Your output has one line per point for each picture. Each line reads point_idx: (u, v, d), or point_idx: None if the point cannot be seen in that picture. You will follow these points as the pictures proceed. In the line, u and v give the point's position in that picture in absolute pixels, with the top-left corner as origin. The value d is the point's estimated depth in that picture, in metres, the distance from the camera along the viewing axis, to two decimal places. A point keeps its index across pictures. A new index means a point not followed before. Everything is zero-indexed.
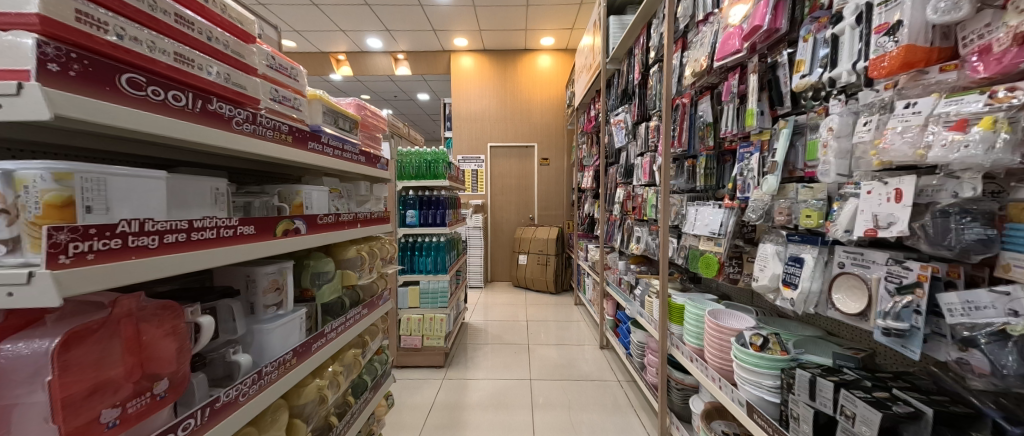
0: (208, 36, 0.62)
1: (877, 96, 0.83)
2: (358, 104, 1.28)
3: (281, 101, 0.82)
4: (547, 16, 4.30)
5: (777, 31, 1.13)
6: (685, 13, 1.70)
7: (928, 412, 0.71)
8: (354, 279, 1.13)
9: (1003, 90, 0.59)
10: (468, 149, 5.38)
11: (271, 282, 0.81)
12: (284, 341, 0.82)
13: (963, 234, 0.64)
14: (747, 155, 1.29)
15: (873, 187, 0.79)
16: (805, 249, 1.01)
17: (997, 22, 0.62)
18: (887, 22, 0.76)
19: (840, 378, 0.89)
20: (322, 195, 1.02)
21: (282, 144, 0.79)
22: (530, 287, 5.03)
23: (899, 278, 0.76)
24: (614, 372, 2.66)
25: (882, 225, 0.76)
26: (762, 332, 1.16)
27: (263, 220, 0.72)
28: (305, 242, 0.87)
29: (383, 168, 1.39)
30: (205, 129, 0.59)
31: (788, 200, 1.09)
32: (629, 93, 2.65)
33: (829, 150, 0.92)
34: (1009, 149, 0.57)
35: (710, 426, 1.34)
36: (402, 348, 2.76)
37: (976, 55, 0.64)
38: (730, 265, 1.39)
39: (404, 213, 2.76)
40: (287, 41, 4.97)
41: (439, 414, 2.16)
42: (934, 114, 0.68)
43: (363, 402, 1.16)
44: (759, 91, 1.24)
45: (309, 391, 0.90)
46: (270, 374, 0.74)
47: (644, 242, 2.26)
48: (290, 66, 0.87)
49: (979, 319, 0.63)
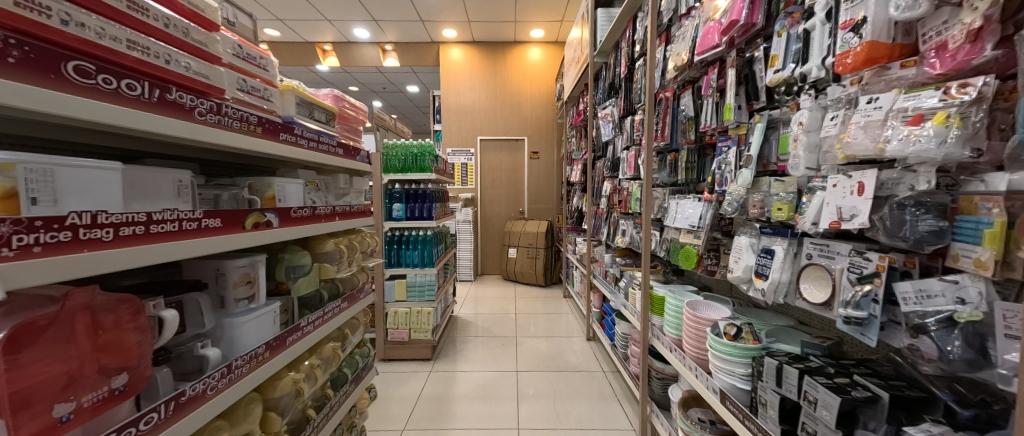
0: (167, 24, 0.60)
1: (844, 91, 0.85)
2: (335, 95, 1.25)
3: (251, 92, 0.80)
4: (537, 8, 4.28)
5: (754, 25, 1.15)
6: (670, 7, 1.72)
7: (885, 396, 0.75)
8: (332, 273, 1.13)
9: (956, 87, 0.61)
10: (458, 142, 5.37)
11: (242, 276, 0.80)
12: (257, 335, 0.81)
13: (917, 226, 0.65)
14: (725, 149, 1.31)
15: (839, 180, 0.81)
16: (776, 241, 1.04)
17: (953, 19, 0.63)
18: (853, 18, 0.77)
19: (805, 365, 0.92)
20: (297, 188, 1.00)
21: (250, 135, 0.78)
22: (520, 280, 5.07)
23: (860, 268, 0.79)
24: (601, 364, 2.70)
25: (845, 217, 0.78)
26: (736, 322, 1.19)
27: (230, 213, 0.71)
28: (278, 236, 0.85)
29: (363, 160, 1.38)
30: (164, 119, 0.58)
31: (762, 193, 1.11)
32: (616, 87, 2.65)
33: (799, 144, 0.93)
34: (960, 143, 0.59)
35: (687, 414, 1.38)
36: (389, 342, 2.77)
37: (934, 52, 0.66)
38: (708, 258, 1.42)
39: (391, 207, 2.75)
40: (270, 29, 4.87)
41: (426, 406, 2.18)
42: (894, 109, 0.69)
43: (342, 395, 1.16)
44: (737, 85, 1.25)
45: (285, 384, 0.89)
46: (241, 368, 0.73)
47: (629, 235, 2.29)
48: (260, 56, 0.85)
49: (930, 307, 0.65)
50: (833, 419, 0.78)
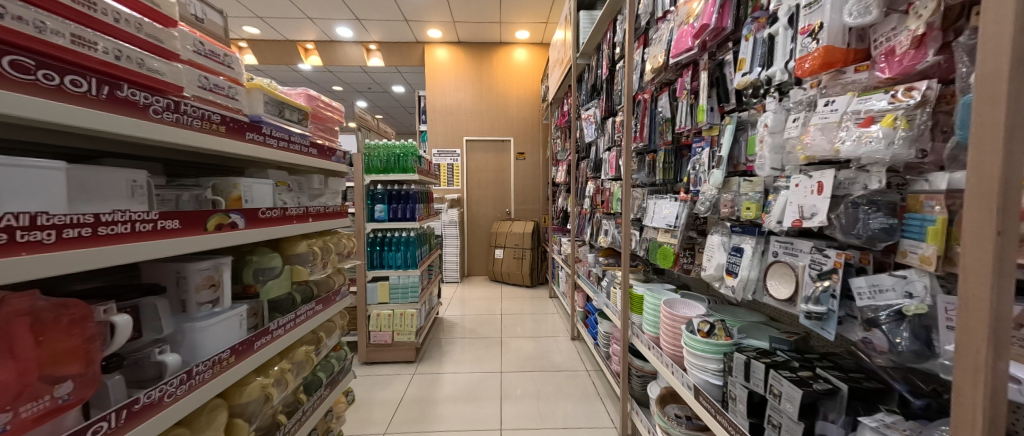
0: (117, 18, 0.58)
1: (805, 94, 0.88)
2: (308, 94, 1.22)
3: (213, 90, 0.79)
4: (522, 9, 4.30)
5: (724, 29, 1.18)
6: (647, 10, 1.75)
7: (844, 388, 0.78)
8: (304, 275, 1.11)
9: (903, 90, 0.64)
10: (443, 142, 5.34)
11: (205, 279, 0.78)
12: (221, 340, 0.79)
13: (869, 223, 0.68)
14: (700, 150, 1.34)
15: (801, 180, 0.84)
16: (745, 240, 1.07)
17: (901, 26, 0.66)
18: (811, 24, 0.80)
19: (772, 359, 0.95)
20: (265, 188, 0.98)
21: (213, 134, 0.76)
22: (506, 281, 5.07)
23: (820, 264, 0.81)
24: (584, 363, 2.73)
25: (806, 216, 0.81)
26: (710, 319, 1.22)
27: (190, 214, 0.69)
28: (243, 238, 0.83)
29: (339, 160, 1.36)
30: (115, 117, 0.56)
31: (732, 193, 1.14)
32: (599, 88, 2.67)
33: (765, 145, 0.96)
34: (906, 144, 0.62)
35: (665, 411, 1.41)
36: (372, 344, 2.73)
37: (883, 57, 0.69)
38: (684, 256, 1.45)
39: (373, 208, 2.71)
40: (248, 27, 4.76)
41: (409, 408, 2.16)
42: (848, 111, 0.72)
43: (316, 400, 1.14)
44: (709, 88, 1.28)
45: (252, 389, 0.87)
46: (202, 374, 0.71)
47: (611, 235, 2.32)
48: (224, 53, 0.83)
49: (882, 302, 0.68)
50: (795, 411, 0.80)
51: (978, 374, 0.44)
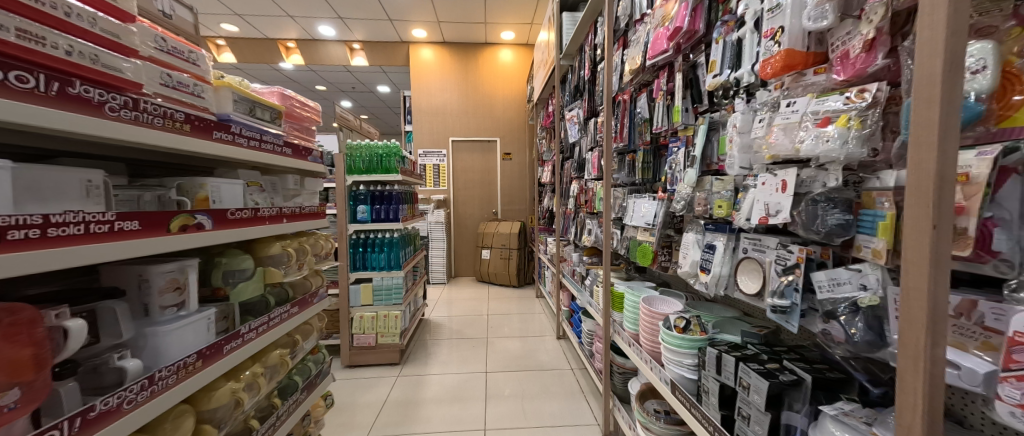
0: (68, 12, 0.56)
1: (770, 95, 0.90)
2: (281, 92, 1.20)
3: (177, 87, 0.77)
4: (506, 10, 4.30)
5: (696, 32, 1.21)
6: (625, 13, 1.78)
7: (808, 378, 0.81)
8: (278, 277, 1.08)
9: (857, 91, 0.67)
10: (429, 143, 5.31)
11: (170, 281, 0.76)
12: (187, 344, 0.77)
13: (827, 219, 0.71)
14: (676, 150, 1.37)
15: (767, 178, 0.87)
16: (717, 237, 1.10)
17: (855, 30, 0.69)
18: (773, 28, 0.83)
19: (742, 353, 0.98)
20: (235, 189, 0.96)
21: (177, 133, 0.74)
22: (493, 281, 5.06)
23: (785, 260, 0.84)
24: (569, 361, 2.75)
25: (771, 213, 0.83)
26: (686, 316, 1.25)
27: (152, 215, 0.67)
28: (210, 239, 0.81)
29: (315, 160, 1.34)
30: (67, 114, 0.54)
31: (705, 191, 1.16)
32: (581, 89, 2.70)
33: (734, 145, 0.99)
34: (858, 143, 0.65)
35: (644, 406, 1.43)
36: (355, 347, 2.69)
37: (839, 60, 0.72)
38: (662, 254, 1.48)
39: (355, 208, 2.68)
40: (226, 24, 4.64)
41: (392, 411, 2.13)
42: (808, 112, 0.75)
43: (292, 404, 1.12)
44: (684, 89, 1.31)
45: (221, 395, 0.85)
46: (165, 380, 0.69)
47: (594, 234, 2.35)
48: (189, 49, 0.81)
49: (839, 294, 0.71)
50: (763, 401, 0.83)
51: (918, 360, 0.46)
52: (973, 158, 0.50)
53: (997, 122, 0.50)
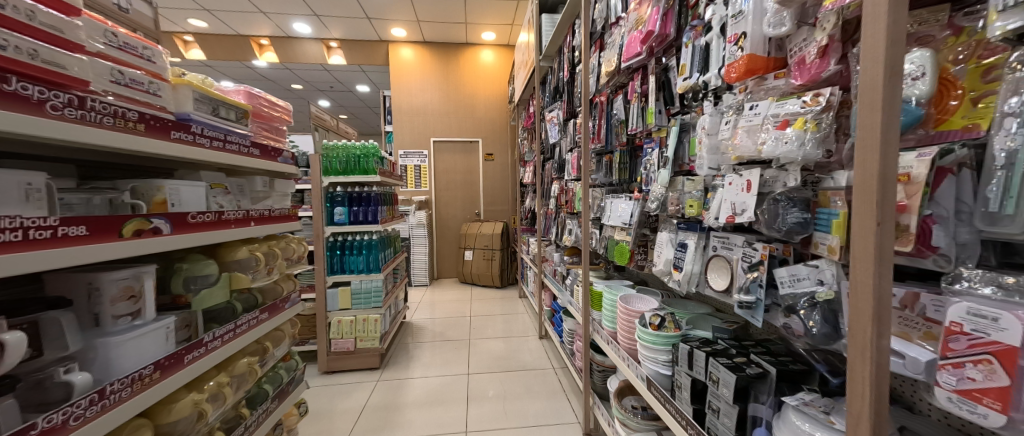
0: (3, 4, 0.52)
1: (735, 98, 0.93)
2: (248, 91, 1.16)
3: (130, 85, 0.73)
4: (486, 10, 4.30)
5: (668, 36, 1.24)
6: (601, 16, 1.80)
7: (772, 371, 0.84)
8: (245, 282, 1.05)
9: (813, 96, 0.70)
10: (410, 143, 5.23)
11: (123, 289, 0.72)
12: (142, 355, 0.73)
13: (787, 218, 0.74)
14: (650, 151, 1.40)
15: (733, 178, 0.90)
16: (689, 236, 1.13)
17: (810, 37, 0.72)
18: (737, 33, 0.86)
19: (712, 348, 1.01)
20: (196, 191, 0.92)
21: (130, 133, 0.70)
22: (476, 282, 5.04)
23: (750, 257, 0.87)
24: (551, 361, 2.76)
25: (737, 212, 0.86)
26: (661, 313, 1.28)
27: (101, 219, 0.64)
28: (168, 244, 0.78)
29: (285, 161, 1.30)
30: (4, 112, 0.51)
31: (677, 191, 1.19)
32: (560, 91, 2.73)
33: (703, 146, 1.02)
34: (814, 145, 0.68)
35: (623, 404, 1.45)
36: (333, 353, 2.63)
37: (796, 65, 0.75)
38: (638, 253, 1.51)
39: (332, 210, 2.61)
40: (194, 20, 4.44)
41: (371, 416, 2.09)
42: (769, 114, 0.78)
43: (262, 414, 1.08)
44: (657, 91, 1.34)
45: (183, 406, 0.81)
46: (118, 393, 0.65)
47: (574, 234, 2.37)
48: (143, 45, 0.77)
49: (799, 289, 0.74)
50: (731, 394, 0.86)
51: (866, 351, 0.49)
52: (914, 159, 0.53)
53: (935, 125, 0.53)
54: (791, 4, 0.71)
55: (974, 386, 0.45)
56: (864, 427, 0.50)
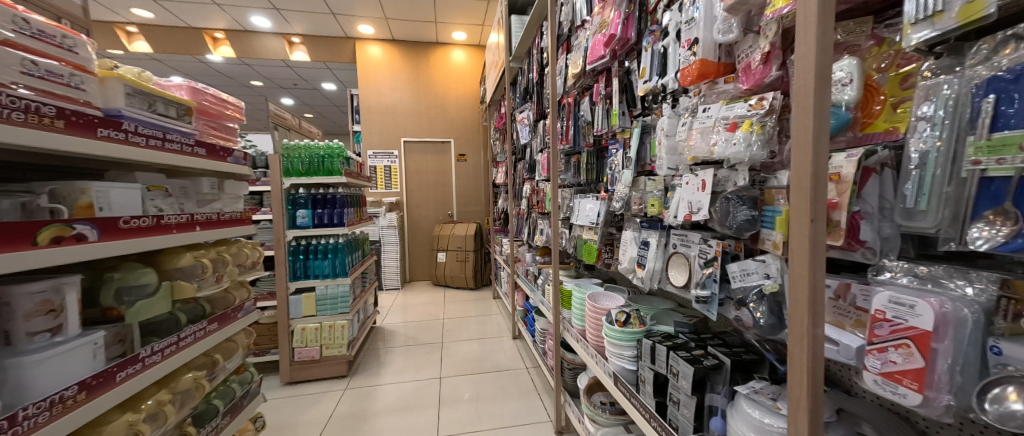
0: None
1: (690, 101, 0.97)
2: (191, 86, 1.08)
3: (47, 77, 0.66)
4: (456, 10, 4.26)
5: (629, 40, 1.28)
6: (568, 18, 1.83)
7: (727, 362, 0.88)
8: (190, 291, 0.98)
9: (758, 99, 0.74)
10: (379, 143, 5.09)
11: (39, 304, 0.65)
12: (64, 375, 0.66)
13: (737, 215, 0.77)
14: (615, 151, 1.43)
15: (689, 178, 0.93)
16: (651, 234, 1.17)
17: (755, 44, 0.76)
18: (690, 38, 0.90)
19: (673, 342, 1.04)
20: (129, 194, 0.85)
21: (48, 129, 0.64)
22: (450, 284, 4.97)
23: (706, 253, 0.91)
24: (524, 360, 2.77)
25: (693, 211, 0.89)
26: (626, 310, 1.31)
27: (11, 226, 0.57)
28: (95, 252, 0.71)
29: (236, 161, 1.22)
30: None
31: (640, 191, 1.23)
32: (530, 92, 2.74)
33: (662, 147, 1.05)
34: (760, 146, 0.72)
35: (592, 400, 1.48)
36: (297, 362, 2.51)
37: (743, 71, 0.79)
38: (606, 252, 1.54)
39: (294, 213, 2.49)
40: (138, 9, 4.12)
41: (338, 427, 2.01)
42: (720, 117, 0.81)
43: (210, 431, 1.01)
44: (620, 94, 1.38)
45: (114, 429, 0.75)
46: (33, 419, 0.58)
47: (544, 234, 2.39)
48: (62, 34, 0.70)
49: (749, 283, 0.78)
50: (689, 386, 0.89)
51: (803, 339, 0.52)
52: (844, 160, 0.57)
53: (862, 128, 0.58)
54: (737, 12, 0.74)
55: (896, 368, 0.49)
56: (803, 411, 0.53)
